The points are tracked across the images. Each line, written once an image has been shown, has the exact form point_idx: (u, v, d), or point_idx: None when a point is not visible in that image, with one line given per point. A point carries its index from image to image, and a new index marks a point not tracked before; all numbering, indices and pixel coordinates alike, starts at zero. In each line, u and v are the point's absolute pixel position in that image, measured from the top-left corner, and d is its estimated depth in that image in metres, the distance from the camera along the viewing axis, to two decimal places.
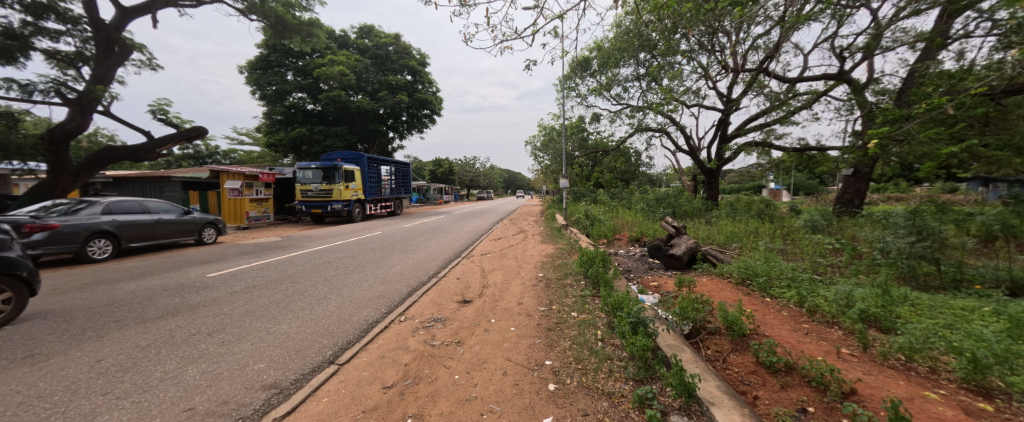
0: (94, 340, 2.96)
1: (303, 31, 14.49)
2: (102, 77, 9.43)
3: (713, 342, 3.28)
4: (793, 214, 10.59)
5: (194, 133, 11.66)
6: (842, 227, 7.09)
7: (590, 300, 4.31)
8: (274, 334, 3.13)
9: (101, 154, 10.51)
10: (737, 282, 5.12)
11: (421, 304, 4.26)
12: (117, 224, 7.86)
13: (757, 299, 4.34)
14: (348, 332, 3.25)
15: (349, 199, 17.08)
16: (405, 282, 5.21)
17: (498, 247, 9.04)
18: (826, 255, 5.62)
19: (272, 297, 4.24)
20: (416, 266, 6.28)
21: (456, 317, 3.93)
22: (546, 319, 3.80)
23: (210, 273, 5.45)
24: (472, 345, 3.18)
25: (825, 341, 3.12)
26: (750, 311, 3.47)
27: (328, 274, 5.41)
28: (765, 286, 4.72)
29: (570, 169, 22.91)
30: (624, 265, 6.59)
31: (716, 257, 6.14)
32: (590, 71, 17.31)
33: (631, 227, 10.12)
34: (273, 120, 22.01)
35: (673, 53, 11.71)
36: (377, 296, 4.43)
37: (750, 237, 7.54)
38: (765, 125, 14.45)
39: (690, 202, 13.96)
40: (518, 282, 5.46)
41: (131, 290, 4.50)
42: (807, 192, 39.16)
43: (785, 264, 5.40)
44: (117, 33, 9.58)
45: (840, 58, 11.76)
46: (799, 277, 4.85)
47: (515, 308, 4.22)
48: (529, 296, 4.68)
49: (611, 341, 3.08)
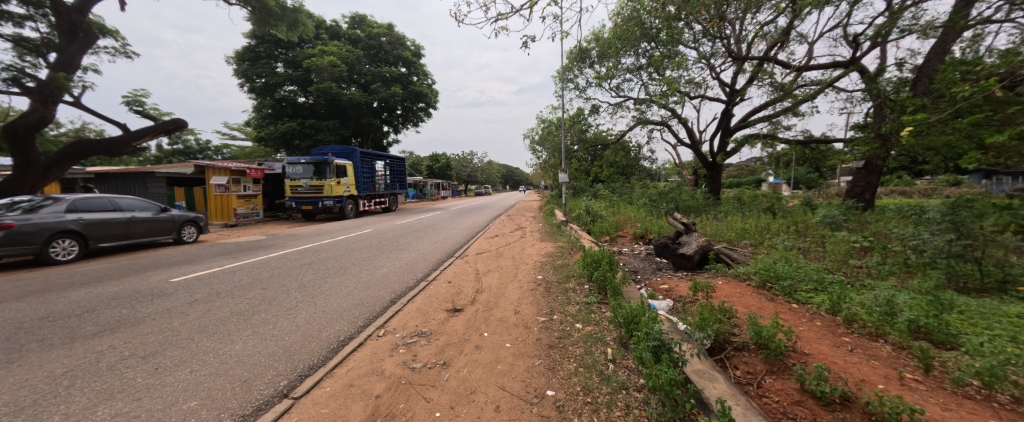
0: (1, 367, 2.45)
1: (288, 19, 13.78)
2: (66, 65, 8.79)
3: (742, 361, 2.79)
4: (803, 209, 10.11)
5: (173, 125, 11.02)
6: (865, 225, 6.58)
7: (596, 309, 3.82)
8: (224, 356, 2.64)
9: (72, 148, 9.86)
10: (757, 285, 4.63)
11: (405, 315, 3.76)
12: (84, 224, 7.29)
13: (783, 306, 3.87)
14: (315, 352, 2.78)
15: (341, 195, 16.54)
16: (389, 287, 4.69)
17: (494, 245, 8.54)
18: (853, 255, 5.11)
19: (235, 308, 3.72)
20: (405, 268, 5.78)
21: (444, 330, 3.43)
22: (546, 332, 3.30)
23: (175, 278, 4.93)
24: (460, 368, 2.69)
25: (877, 362, 2.63)
26: (786, 324, 2.96)
27: (306, 278, 4.90)
28: (790, 290, 4.23)
29: (569, 164, 22.33)
30: (630, 266, 6.08)
31: (729, 256, 5.68)
32: (589, 61, 16.70)
33: (634, 224, 9.62)
34: (262, 114, 21.30)
35: (676, 40, 11.18)
36: (356, 304, 3.94)
37: (764, 235, 7.03)
38: (771, 116, 13.98)
39: (694, 197, 13.48)
40: (516, 285, 4.96)
41: (77, 300, 3.97)
42: (807, 186, 38.85)
43: (809, 265, 4.89)
44: (81, 16, 8.87)
45: (850, 44, 11.24)
46: (827, 281, 4.36)
47: (511, 318, 3.72)
48: (527, 303, 4.19)
49: (624, 362, 2.61)
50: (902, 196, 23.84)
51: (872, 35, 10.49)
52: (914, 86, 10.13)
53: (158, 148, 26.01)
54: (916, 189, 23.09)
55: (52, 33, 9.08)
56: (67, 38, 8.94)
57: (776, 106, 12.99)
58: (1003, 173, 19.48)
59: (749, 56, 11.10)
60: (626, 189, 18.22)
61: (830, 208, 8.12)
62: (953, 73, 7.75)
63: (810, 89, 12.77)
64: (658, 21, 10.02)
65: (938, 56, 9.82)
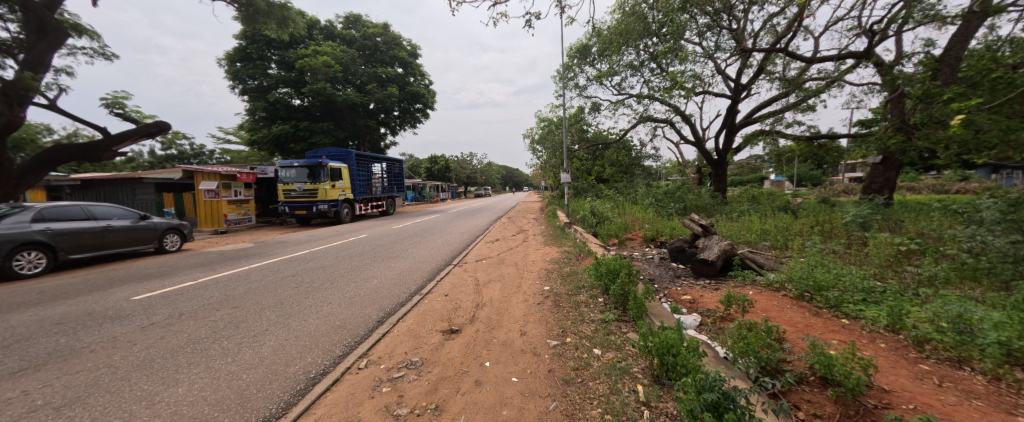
0: None
1: (277, 16, 13.23)
2: (35, 64, 8.30)
3: (807, 401, 2.23)
4: (821, 207, 9.58)
5: (155, 129, 10.50)
6: (898, 224, 6.05)
7: (615, 329, 3.29)
8: (160, 405, 2.08)
9: (48, 154, 9.44)
10: (795, 297, 4.09)
11: (393, 339, 3.22)
12: (52, 233, 6.72)
13: (832, 323, 3.33)
14: (275, 397, 2.22)
15: (337, 199, 15.98)
16: (377, 303, 4.14)
17: (495, 251, 8.00)
18: (900, 259, 4.54)
19: (193, 334, 3.17)
20: (397, 279, 5.23)
21: (438, 359, 2.88)
22: (560, 362, 2.76)
23: (138, 295, 4.37)
24: (455, 415, 2.12)
25: (982, 403, 2.09)
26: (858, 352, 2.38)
27: (287, 294, 4.37)
28: (836, 302, 3.70)
29: (569, 164, 20.95)
30: (645, 273, 5.53)
31: (755, 262, 5.15)
32: (590, 59, 16.28)
33: (643, 226, 9.10)
34: (256, 117, 20.83)
35: (682, 33, 10.71)
36: (336, 327, 3.38)
37: (788, 236, 6.49)
38: (779, 111, 13.53)
39: (702, 195, 12.99)
40: (520, 299, 4.41)
41: (14, 325, 3.43)
42: (811, 183, 38.27)
43: (851, 272, 4.34)
44: (49, 12, 8.33)
45: (865, 33, 10.75)
46: (877, 292, 3.82)
47: (516, 341, 3.18)
48: (534, 322, 3.63)
49: (662, 408, 2.06)
50: (909, 192, 23.46)
51: (888, 23, 10.00)
52: (935, 76, 9.61)
53: (152, 154, 25.60)
54: (924, 184, 22.74)
55: (21, 31, 8.60)
56: (36, 36, 8.42)
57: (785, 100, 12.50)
58: (1012, 167, 19.15)
59: (756, 47, 10.64)
60: (629, 188, 17.74)
61: (854, 206, 7.59)
62: (983, 60, 7.28)
63: (821, 82, 12.29)
64: (662, 14, 9.62)
65: (961, 44, 9.31)
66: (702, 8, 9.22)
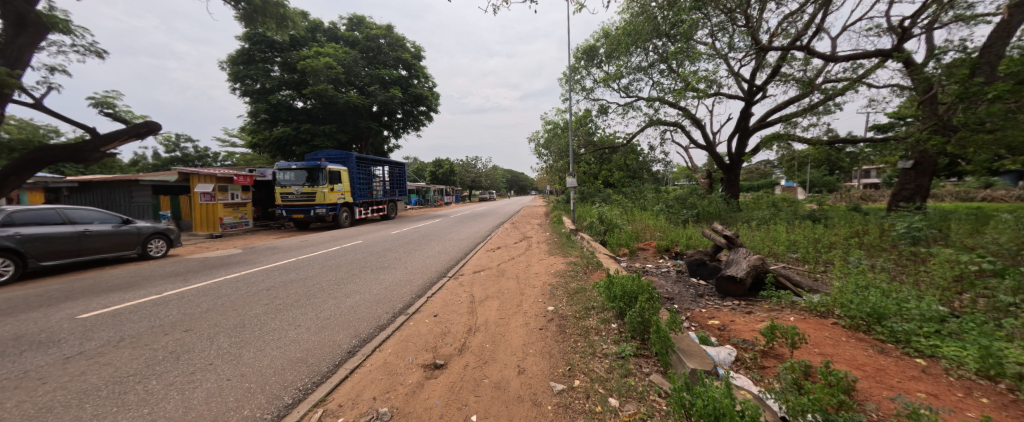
0: None
1: (274, 14, 12.78)
2: (14, 61, 8.18)
3: None
4: (848, 216, 8.82)
5: (144, 129, 10.19)
6: (948, 238, 5.32)
7: (635, 369, 2.67)
8: None
9: (33, 155, 9.11)
10: (848, 326, 3.42)
11: (361, 379, 2.63)
12: (21, 239, 6.30)
13: (908, 365, 2.67)
14: None
15: (335, 203, 15.50)
16: (353, 327, 3.56)
17: (495, 260, 7.43)
18: (968, 281, 3.83)
19: (122, 369, 2.62)
20: (383, 296, 4.66)
21: (412, 410, 2.27)
22: (567, 419, 2.14)
23: (86, 313, 3.85)
24: None
25: None
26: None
27: (251, 314, 3.80)
28: (903, 336, 3.03)
29: (575, 167, 20.40)
30: (662, 290, 4.89)
31: (791, 280, 4.51)
32: (597, 60, 15.75)
33: (655, 234, 8.46)
34: (257, 120, 20.59)
35: (694, 31, 10.09)
36: (294, 361, 2.80)
37: (821, 248, 5.81)
38: (795, 113, 12.85)
39: (715, 202, 12.31)
40: (520, 322, 3.81)
41: None
42: (823, 188, 36.99)
43: (912, 296, 3.66)
44: (28, 6, 8.11)
45: (890, 29, 10.06)
46: (950, 321, 3.16)
47: (512, 383, 2.57)
48: (535, 355, 3.02)
49: None
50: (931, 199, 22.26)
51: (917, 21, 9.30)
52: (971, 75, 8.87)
53: (156, 157, 25.58)
54: (947, 191, 21.63)
55: None
56: (15, 30, 8.27)
57: (802, 102, 11.85)
58: None
59: (773, 46, 10.00)
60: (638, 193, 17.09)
61: (891, 216, 6.87)
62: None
63: (841, 82, 11.60)
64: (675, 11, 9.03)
65: (1001, 39, 8.59)
66: (716, 4, 8.62)
